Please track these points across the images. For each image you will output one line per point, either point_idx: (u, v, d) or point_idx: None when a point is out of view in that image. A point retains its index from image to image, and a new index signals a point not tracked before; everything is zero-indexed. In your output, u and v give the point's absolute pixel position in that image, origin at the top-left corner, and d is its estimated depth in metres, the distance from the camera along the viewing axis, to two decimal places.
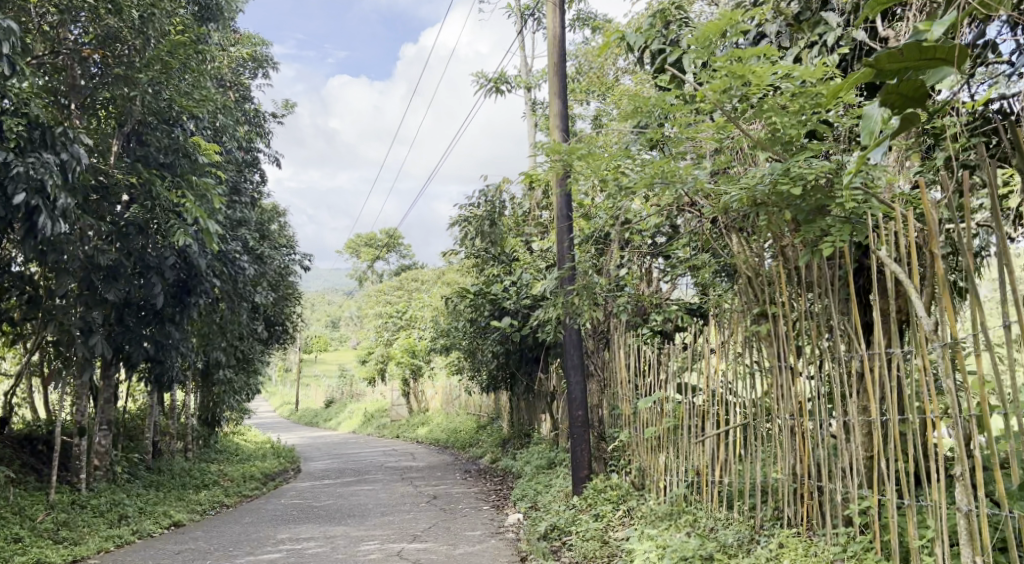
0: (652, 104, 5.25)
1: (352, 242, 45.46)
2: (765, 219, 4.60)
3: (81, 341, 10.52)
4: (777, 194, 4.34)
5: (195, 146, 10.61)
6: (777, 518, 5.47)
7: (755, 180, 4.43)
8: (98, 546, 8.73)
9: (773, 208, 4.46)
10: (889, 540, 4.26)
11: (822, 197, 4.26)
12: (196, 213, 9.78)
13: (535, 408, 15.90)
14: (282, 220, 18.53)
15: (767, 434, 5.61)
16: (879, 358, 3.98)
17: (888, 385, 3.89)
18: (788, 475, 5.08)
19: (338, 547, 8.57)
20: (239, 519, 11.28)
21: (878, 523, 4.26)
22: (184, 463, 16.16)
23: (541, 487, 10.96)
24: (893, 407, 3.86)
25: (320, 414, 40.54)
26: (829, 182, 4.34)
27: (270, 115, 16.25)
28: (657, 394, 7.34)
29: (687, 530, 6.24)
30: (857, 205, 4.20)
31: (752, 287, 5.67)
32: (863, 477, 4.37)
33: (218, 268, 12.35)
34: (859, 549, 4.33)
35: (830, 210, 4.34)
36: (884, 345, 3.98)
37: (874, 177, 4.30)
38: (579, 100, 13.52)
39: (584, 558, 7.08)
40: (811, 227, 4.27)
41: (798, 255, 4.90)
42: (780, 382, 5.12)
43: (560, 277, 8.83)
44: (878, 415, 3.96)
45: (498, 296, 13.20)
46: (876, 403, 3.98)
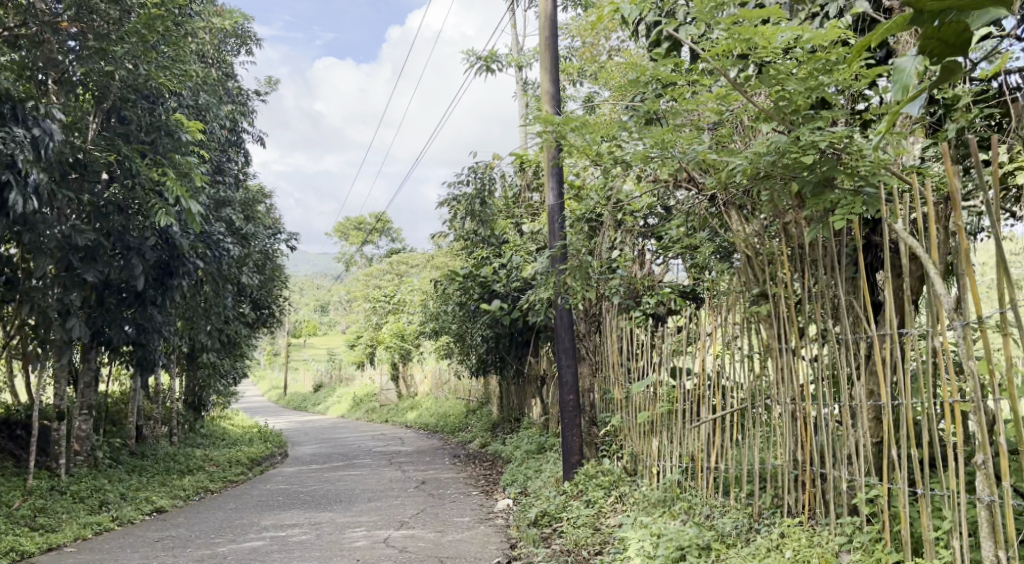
0: (649, 74, 5.01)
1: (341, 225, 45.09)
2: (768, 194, 4.38)
3: (58, 324, 10.28)
4: (784, 164, 4.11)
5: (178, 125, 10.30)
6: (776, 506, 5.27)
7: (761, 149, 4.20)
8: (76, 533, 8.48)
9: (778, 180, 4.23)
10: (899, 531, 4.08)
11: (831, 168, 4.03)
12: (178, 192, 9.51)
13: (524, 391, 15.72)
14: (268, 202, 18.23)
15: (765, 419, 5.42)
16: (891, 338, 3.77)
17: (901, 367, 3.70)
18: (789, 462, 4.90)
19: (323, 534, 8.34)
20: (223, 505, 11.04)
21: (888, 513, 4.08)
22: (169, 448, 15.90)
23: (531, 472, 10.78)
24: (907, 391, 3.65)
25: (308, 398, 40.33)
26: (838, 153, 4.10)
27: (254, 93, 15.94)
28: (651, 378, 7.13)
29: (682, 518, 6.05)
30: (868, 177, 3.97)
31: (751, 266, 5.46)
32: (871, 464, 4.18)
33: (202, 249, 12.06)
34: (866, 540, 4.15)
35: (839, 183, 4.10)
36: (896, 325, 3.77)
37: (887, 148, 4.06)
38: (570, 79, 13.28)
39: (575, 545, 6.89)
40: (818, 201, 4.03)
41: (803, 231, 4.68)
42: (780, 365, 4.93)
43: (551, 257, 8.60)
44: (889, 400, 3.76)
45: (487, 279, 12.97)
46: (887, 387, 3.78)
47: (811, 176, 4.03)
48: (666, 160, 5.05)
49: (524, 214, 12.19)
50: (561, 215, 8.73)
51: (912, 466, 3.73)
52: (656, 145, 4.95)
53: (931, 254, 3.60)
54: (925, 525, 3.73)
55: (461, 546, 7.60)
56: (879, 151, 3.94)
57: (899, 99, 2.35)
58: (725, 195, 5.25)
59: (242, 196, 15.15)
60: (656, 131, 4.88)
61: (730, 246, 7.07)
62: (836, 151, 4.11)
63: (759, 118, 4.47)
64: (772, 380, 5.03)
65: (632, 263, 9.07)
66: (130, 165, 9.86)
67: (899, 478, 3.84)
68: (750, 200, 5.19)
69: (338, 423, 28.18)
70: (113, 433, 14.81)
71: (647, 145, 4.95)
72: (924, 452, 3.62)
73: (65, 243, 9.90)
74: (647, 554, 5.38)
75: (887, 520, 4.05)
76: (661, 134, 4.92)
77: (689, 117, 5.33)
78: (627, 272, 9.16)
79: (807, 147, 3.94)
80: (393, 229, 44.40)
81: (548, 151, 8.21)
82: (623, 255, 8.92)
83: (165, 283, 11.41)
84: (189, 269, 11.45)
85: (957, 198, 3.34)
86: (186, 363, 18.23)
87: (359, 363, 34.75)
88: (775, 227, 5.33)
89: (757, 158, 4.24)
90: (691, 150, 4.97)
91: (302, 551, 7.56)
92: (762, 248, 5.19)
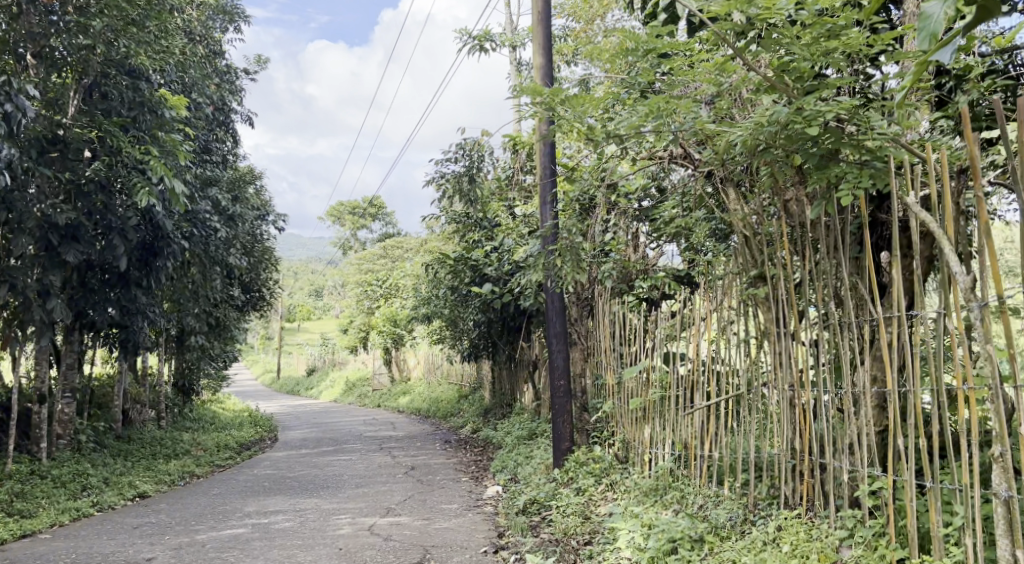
0: (644, 43, 4.76)
1: (334, 209, 44.75)
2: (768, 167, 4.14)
3: (39, 304, 10.01)
4: (786, 136, 3.85)
5: (162, 101, 9.94)
6: (773, 497, 5.05)
7: (762, 119, 3.94)
8: (52, 519, 8.26)
9: (780, 152, 3.98)
10: (904, 525, 3.88)
11: (836, 140, 3.78)
12: (162, 171, 9.20)
13: (516, 377, 15.54)
14: (257, 184, 17.94)
15: (761, 406, 5.22)
16: (900, 321, 3.55)
17: (909, 352, 3.49)
18: (786, 451, 4.70)
19: (308, 521, 8.13)
20: (208, 491, 10.85)
21: (893, 506, 3.87)
22: (156, 432, 15.68)
23: (522, 458, 10.59)
24: (916, 377, 3.44)
25: (301, 382, 40.10)
26: (844, 123, 3.85)
27: (242, 71, 15.65)
28: (643, 363, 6.93)
29: (674, 507, 5.84)
30: (875, 147, 3.72)
31: (748, 247, 5.24)
32: (876, 455, 3.96)
33: (186, 230, 11.79)
34: (869, 535, 3.94)
35: (844, 156, 3.86)
36: (906, 307, 3.54)
37: (895, 118, 3.83)
38: (565, 58, 13.02)
39: (564, 534, 6.69)
40: (821, 174, 3.78)
41: (804, 209, 4.46)
42: (778, 349, 4.73)
43: (542, 237, 8.39)
44: (896, 387, 3.54)
45: (479, 262, 12.75)
46: (894, 372, 3.56)
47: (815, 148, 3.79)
48: (661, 133, 4.78)
49: (517, 196, 11.94)
50: (553, 195, 8.50)
51: (921, 458, 3.53)
52: (650, 114, 4.66)
53: (945, 231, 3.38)
54: (934, 521, 3.54)
55: (447, 535, 7.39)
56: (889, 123, 3.70)
57: (927, 46, 2.17)
58: (724, 170, 5.01)
59: (230, 176, 14.89)
60: (651, 100, 4.60)
61: (726, 228, 6.86)
62: (843, 122, 3.86)
63: (760, 89, 4.21)
64: (770, 366, 4.82)
65: (626, 246, 8.92)
66: (113, 143, 9.53)
67: (907, 470, 3.64)
68: (751, 176, 4.95)
69: (330, 407, 28.01)
70: (98, 417, 14.57)
71: (641, 115, 4.67)
72: (934, 443, 3.42)
73: (44, 222, 9.62)
74: (638, 546, 5.16)
75: (892, 514, 3.85)
76: (655, 104, 4.64)
77: (685, 90, 5.09)
78: (621, 256, 8.96)
79: (812, 117, 3.69)
80: (387, 213, 44.06)
81: (542, 123, 8.09)
82: (616, 239, 8.90)
83: (149, 263, 11.13)
84: (174, 250, 11.15)
85: (979, 171, 3.12)
86: (175, 346, 17.99)
87: (353, 347, 34.55)
88: (775, 205, 5.11)
89: (758, 129, 3.98)
90: (688, 123, 4.70)
91: (284, 539, 7.35)
92: (761, 227, 4.97)
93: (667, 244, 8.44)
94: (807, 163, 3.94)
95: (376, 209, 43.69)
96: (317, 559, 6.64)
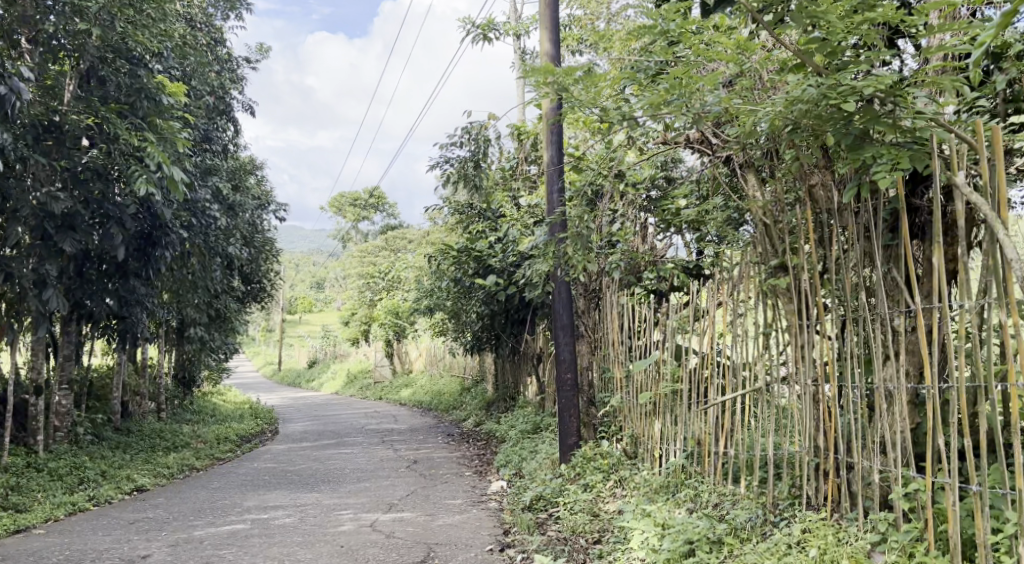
0: (661, 20, 4.53)
1: (335, 201, 44.52)
2: (796, 148, 3.90)
3: (35, 294, 9.78)
4: (817, 115, 3.61)
5: (160, 88, 9.63)
6: (795, 496, 4.85)
7: (791, 97, 3.69)
8: (47, 514, 8.06)
9: (809, 131, 3.75)
10: (944, 530, 3.68)
11: (872, 119, 3.54)
12: (160, 159, 8.94)
13: (520, 370, 15.33)
14: (258, 174, 17.69)
15: (780, 401, 5.02)
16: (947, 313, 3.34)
17: (960, 346, 3.29)
18: (808, 449, 4.50)
19: (309, 517, 7.94)
20: (207, 485, 10.66)
21: (932, 510, 3.67)
22: (155, 424, 15.49)
23: (526, 453, 10.39)
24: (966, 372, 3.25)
25: (303, 374, 39.95)
26: (881, 101, 3.62)
27: (243, 59, 15.41)
28: (654, 356, 6.71)
29: (688, 506, 5.62)
30: (917, 127, 3.50)
31: (767, 236, 5.03)
32: (912, 454, 3.76)
33: (185, 220, 11.58)
34: (905, 540, 3.74)
35: (881, 136, 3.63)
36: (953, 297, 3.34)
37: (937, 95, 3.60)
38: (570, 46, 12.77)
39: (573, 532, 6.49)
40: (858, 155, 3.55)
41: (830, 195, 4.24)
42: (800, 342, 4.53)
43: (550, 224, 8.14)
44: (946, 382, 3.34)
45: (483, 254, 12.51)
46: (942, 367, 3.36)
47: (848, 127, 3.57)
48: (680, 113, 4.48)
49: (522, 186, 11.69)
50: (561, 182, 8.26)
51: (966, 459, 3.35)
52: (672, 89, 4.36)
53: (1000, 217, 3.17)
54: (980, 526, 3.39)
55: (451, 532, 7.19)
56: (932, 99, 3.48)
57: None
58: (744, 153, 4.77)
59: (229, 165, 14.66)
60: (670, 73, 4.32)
61: (741, 218, 6.62)
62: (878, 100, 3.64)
63: (787, 66, 3.96)
64: (790, 358, 4.62)
65: (635, 236, 8.68)
66: (110, 129, 9.25)
67: (953, 472, 3.43)
68: (774, 160, 4.72)
69: (331, 399, 27.83)
70: (96, 409, 14.36)
71: (661, 90, 4.38)
72: (983, 441, 3.24)
73: (40, 210, 9.38)
74: (652, 547, 4.96)
75: (932, 518, 3.64)
76: (677, 78, 4.33)
77: (704, 70, 4.86)
78: (629, 246, 8.74)
79: (849, 94, 3.46)
80: (388, 205, 43.82)
81: (550, 106, 7.88)
82: (624, 229, 8.65)
83: (147, 252, 10.91)
84: (172, 239, 10.96)
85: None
86: (175, 338, 17.78)
87: (354, 339, 34.37)
88: (795, 192, 4.90)
89: (786, 107, 3.74)
90: (711, 103, 4.42)
91: (284, 536, 7.14)
92: (782, 213, 4.75)
93: (679, 234, 8.20)
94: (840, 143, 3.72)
95: (378, 200, 43.44)
96: (318, 557, 6.43)
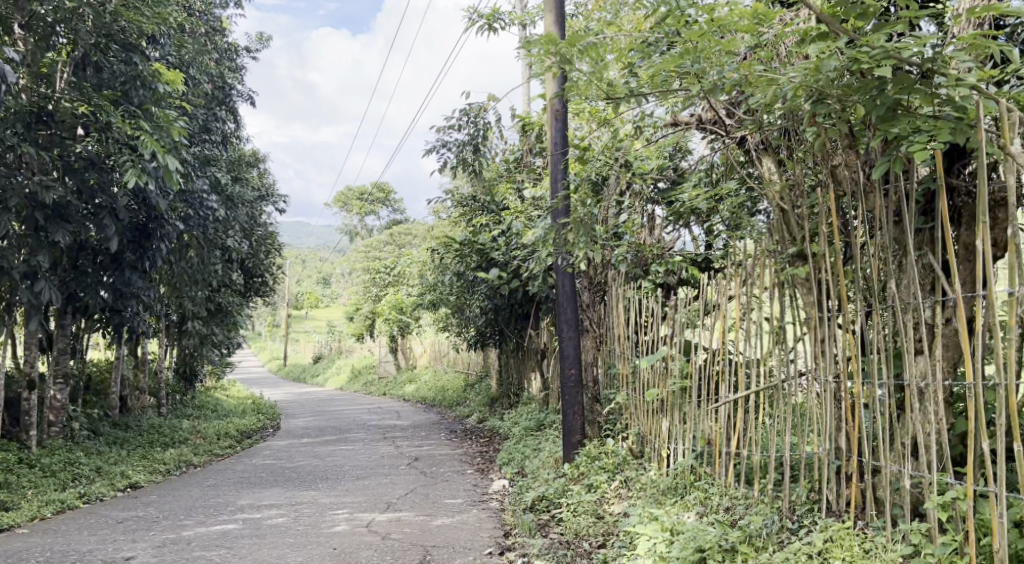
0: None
1: (341, 195, 44.26)
2: (821, 120, 3.60)
3: (27, 287, 9.47)
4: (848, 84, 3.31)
5: (156, 75, 9.32)
6: (814, 502, 4.53)
7: (820, 65, 3.40)
8: (33, 512, 7.79)
9: (836, 103, 3.45)
10: (986, 542, 3.40)
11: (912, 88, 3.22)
12: (153, 147, 8.63)
13: (524, 365, 15.04)
14: (259, 165, 17.41)
15: (796, 400, 4.73)
16: (997, 304, 3.05)
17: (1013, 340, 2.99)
18: (829, 451, 4.22)
19: (302, 517, 7.66)
20: (202, 482, 10.39)
21: (973, 520, 3.38)
22: (154, 419, 15.24)
23: (529, 451, 10.09)
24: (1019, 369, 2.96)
25: (307, 369, 39.76)
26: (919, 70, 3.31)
27: (243, 48, 15.12)
28: (662, 351, 6.40)
29: (698, 510, 5.32)
30: (962, 100, 3.19)
31: (785, 222, 4.75)
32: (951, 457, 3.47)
33: (181, 211, 11.29)
34: (943, 553, 3.46)
35: (919, 108, 3.33)
36: (1004, 287, 3.05)
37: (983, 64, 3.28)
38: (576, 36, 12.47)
39: (577, 535, 6.21)
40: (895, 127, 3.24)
41: (855, 174, 3.95)
42: (820, 335, 4.25)
43: (552, 210, 7.85)
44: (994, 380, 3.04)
45: (487, 247, 12.16)
46: (990, 364, 3.06)
47: (882, 96, 3.25)
48: (695, 83, 4.12)
49: (527, 177, 11.34)
50: (563, 166, 7.94)
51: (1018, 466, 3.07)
52: (688, 52, 3.97)
53: None
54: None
55: (449, 534, 6.89)
56: (978, 69, 3.16)
57: None
58: (762, 134, 4.47)
59: (229, 156, 14.38)
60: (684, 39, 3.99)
61: (756, 205, 6.31)
62: (915, 68, 3.33)
63: (809, 36, 3.68)
64: (810, 353, 4.33)
65: (641, 228, 8.36)
66: (102, 117, 8.95)
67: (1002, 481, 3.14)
68: (794, 140, 4.40)
69: (336, 394, 27.60)
70: (93, 403, 14.10)
71: (674, 55, 4.02)
72: None
73: (30, 199, 9.02)
74: (660, 554, 4.65)
75: (974, 529, 3.35)
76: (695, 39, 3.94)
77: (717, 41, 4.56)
78: (635, 238, 8.39)
79: (887, 58, 3.14)
80: (394, 200, 43.51)
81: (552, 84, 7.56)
82: (631, 221, 8.39)
83: (143, 244, 10.59)
84: (168, 232, 10.60)
85: None
86: (175, 331, 17.54)
87: (359, 334, 34.13)
88: (814, 175, 4.61)
89: (812, 75, 3.45)
90: (733, 66, 4.04)
91: (275, 537, 6.86)
92: (800, 196, 4.46)
93: (691, 224, 7.84)
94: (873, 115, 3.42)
95: (383, 195, 43.12)
96: (309, 560, 6.15)
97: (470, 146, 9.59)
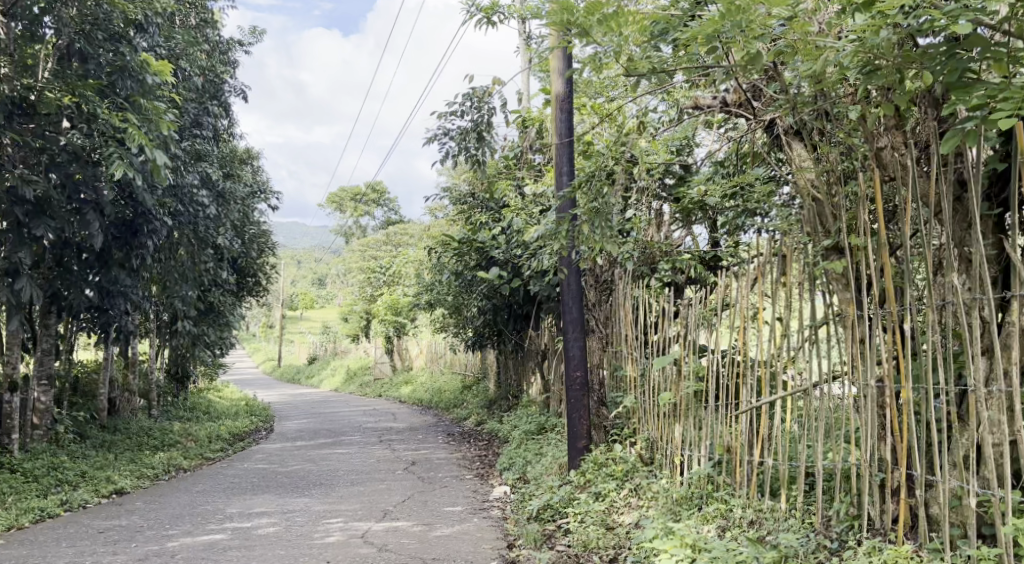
0: None
1: (336, 195, 43.83)
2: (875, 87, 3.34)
3: (8, 284, 8.97)
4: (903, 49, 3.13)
5: (144, 65, 8.69)
6: (853, 518, 4.15)
7: (876, 26, 3.16)
8: (9, 521, 7.40)
9: (893, 70, 3.22)
10: None
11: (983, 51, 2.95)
12: (141, 140, 8.15)
13: (523, 367, 14.66)
14: (252, 162, 17.01)
15: (829, 404, 4.34)
16: None
17: None
18: (872, 463, 3.92)
19: (294, 526, 7.28)
20: (190, 488, 9.98)
21: None
22: (143, 422, 14.83)
23: (530, 456, 9.72)
24: None
25: (303, 370, 39.29)
26: (990, 30, 3.05)
27: (236, 41, 14.74)
28: (675, 352, 6.00)
29: (719, 524, 4.97)
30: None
31: (818, 212, 4.48)
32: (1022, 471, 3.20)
33: (170, 207, 10.83)
34: None
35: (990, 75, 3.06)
36: None
37: None
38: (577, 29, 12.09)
39: (585, 548, 5.84)
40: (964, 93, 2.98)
41: (903, 156, 3.71)
42: (859, 335, 3.95)
43: (560, 201, 7.57)
44: None
45: (486, 245, 11.68)
46: None
47: (953, 60, 3.04)
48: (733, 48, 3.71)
49: (527, 173, 10.94)
50: (570, 151, 7.62)
51: None
52: (728, 14, 3.53)
53: None
54: None
55: (450, 545, 6.50)
56: None
57: None
58: (795, 114, 4.18)
59: (220, 152, 13.98)
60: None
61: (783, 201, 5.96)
62: (992, 29, 3.05)
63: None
64: (846, 355, 4.03)
65: (648, 224, 8.03)
66: (88, 109, 8.40)
67: None
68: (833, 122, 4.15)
69: (331, 396, 27.19)
70: (80, 406, 13.66)
71: (711, 19, 3.58)
72: None
73: (10, 194, 8.52)
74: None
75: None
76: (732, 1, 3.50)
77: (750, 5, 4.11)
78: (642, 235, 8.06)
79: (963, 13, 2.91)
80: (390, 199, 43.04)
81: (558, 56, 7.50)
82: (637, 218, 8.01)
83: (129, 240, 10.18)
84: (155, 227, 10.23)
85: None
86: (165, 332, 17.12)
87: (354, 335, 33.73)
88: (850, 161, 4.34)
89: (865, 40, 3.21)
90: (772, 34, 3.67)
91: (265, 549, 6.46)
92: (837, 184, 4.20)
93: (701, 221, 7.48)
94: (937, 82, 3.18)
95: (379, 195, 42.68)
96: None
97: (473, 135, 9.19)
